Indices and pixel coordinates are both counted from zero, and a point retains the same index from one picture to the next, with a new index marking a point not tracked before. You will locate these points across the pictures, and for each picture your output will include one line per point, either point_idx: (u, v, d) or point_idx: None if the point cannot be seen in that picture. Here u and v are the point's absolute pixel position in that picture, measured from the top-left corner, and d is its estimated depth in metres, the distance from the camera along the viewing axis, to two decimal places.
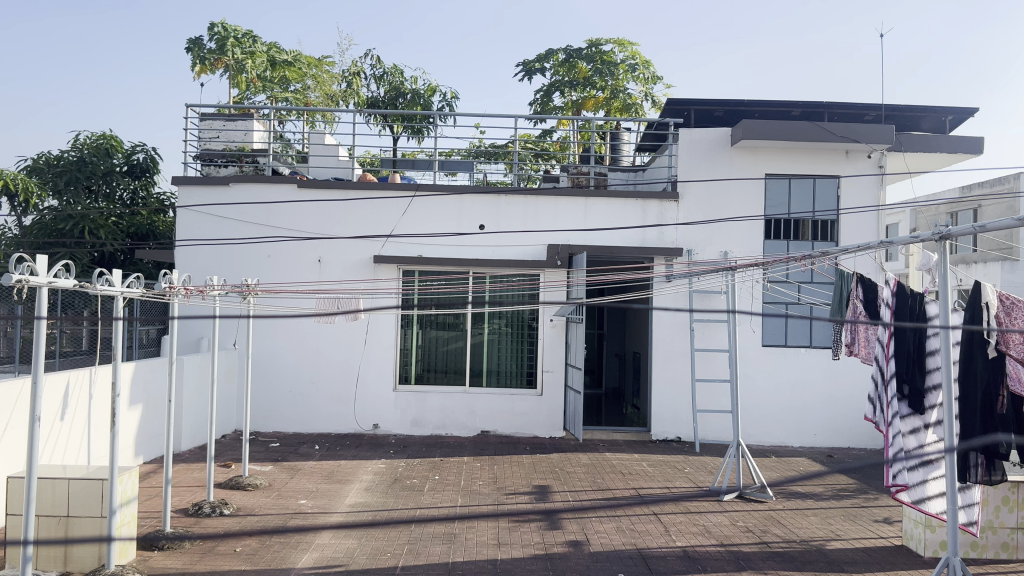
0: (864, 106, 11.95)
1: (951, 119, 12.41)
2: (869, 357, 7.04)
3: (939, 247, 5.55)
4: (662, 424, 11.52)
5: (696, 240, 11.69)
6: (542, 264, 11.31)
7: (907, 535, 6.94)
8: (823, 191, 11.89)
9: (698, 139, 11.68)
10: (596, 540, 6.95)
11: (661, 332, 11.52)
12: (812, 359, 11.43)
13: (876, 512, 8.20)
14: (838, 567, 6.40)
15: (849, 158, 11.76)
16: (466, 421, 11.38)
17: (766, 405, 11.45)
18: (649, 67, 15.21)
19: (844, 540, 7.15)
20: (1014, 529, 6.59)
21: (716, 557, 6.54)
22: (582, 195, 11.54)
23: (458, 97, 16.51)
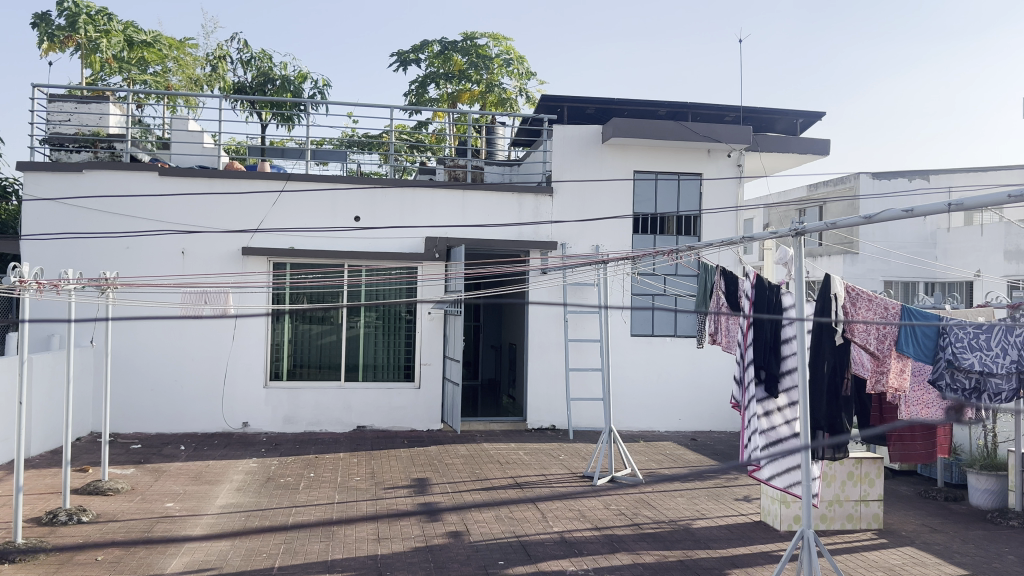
0: (724, 108, 12.62)
1: (802, 122, 13.30)
2: (730, 345, 7.48)
3: (794, 242, 5.93)
4: (538, 414, 11.77)
5: (570, 235, 12.00)
6: (420, 257, 11.27)
7: (765, 511, 7.43)
8: (688, 189, 12.47)
9: (571, 136, 11.98)
10: (476, 529, 7.06)
11: (536, 324, 11.76)
12: (677, 347, 11.99)
13: (736, 491, 8.73)
14: (703, 544, 6.79)
15: (710, 157, 12.40)
16: (341, 417, 11.23)
17: (636, 393, 11.92)
18: (524, 62, 15.44)
19: (708, 519, 7.58)
20: (857, 501, 7.19)
21: (591, 540, 6.79)
22: (459, 188, 11.58)
23: (329, 85, 16.14)
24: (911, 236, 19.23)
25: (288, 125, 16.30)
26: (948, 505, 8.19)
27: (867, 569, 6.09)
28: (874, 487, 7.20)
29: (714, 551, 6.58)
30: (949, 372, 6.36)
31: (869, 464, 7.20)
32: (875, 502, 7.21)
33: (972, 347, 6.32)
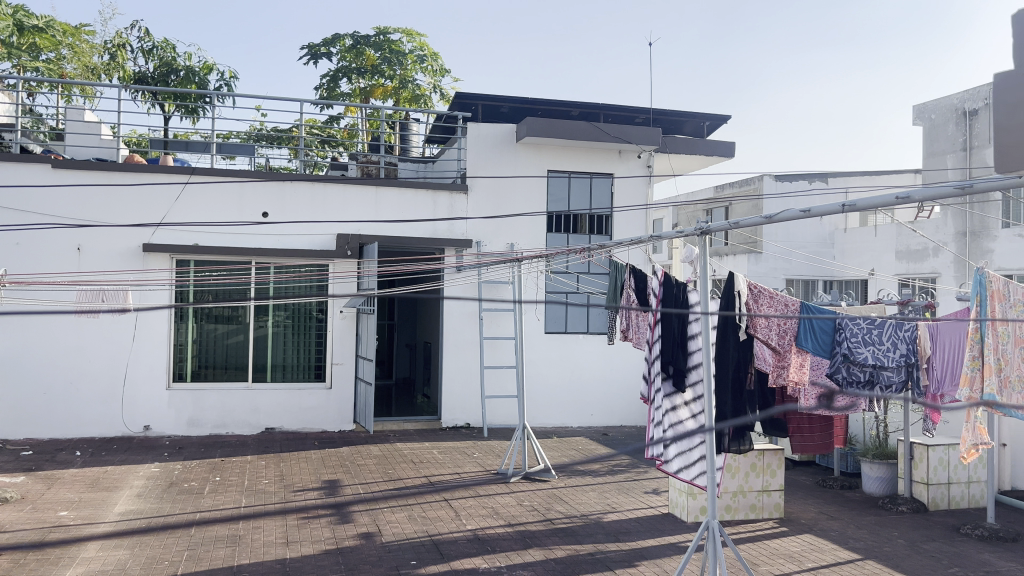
0: (634, 110, 12.87)
1: (708, 125, 13.68)
2: (640, 342, 7.63)
3: (700, 241, 6.09)
4: (452, 412, 11.74)
5: (485, 232, 11.99)
6: (331, 254, 11.07)
7: (673, 504, 7.62)
8: (600, 189, 12.66)
9: (485, 134, 11.99)
10: (388, 530, 6.97)
11: (450, 322, 11.71)
12: (589, 344, 12.16)
13: (646, 484, 8.91)
14: (614, 537, 6.90)
15: (621, 157, 12.63)
16: (248, 419, 10.92)
17: (549, 390, 12.02)
18: (437, 59, 15.34)
19: (619, 512, 7.71)
20: (759, 492, 7.44)
21: (504, 537, 6.81)
22: (371, 183, 11.42)
23: (236, 78, 15.63)
24: (811, 236, 20.07)
25: (192, 117, 15.72)
26: (844, 493, 8.58)
27: (769, 557, 6.30)
28: (775, 478, 7.49)
29: (624, 544, 6.69)
30: (845, 366, 6.71)
31: (771, 456, 7.47)
32: (776, 492, 7.49)
33: (866, 341, 6.74)
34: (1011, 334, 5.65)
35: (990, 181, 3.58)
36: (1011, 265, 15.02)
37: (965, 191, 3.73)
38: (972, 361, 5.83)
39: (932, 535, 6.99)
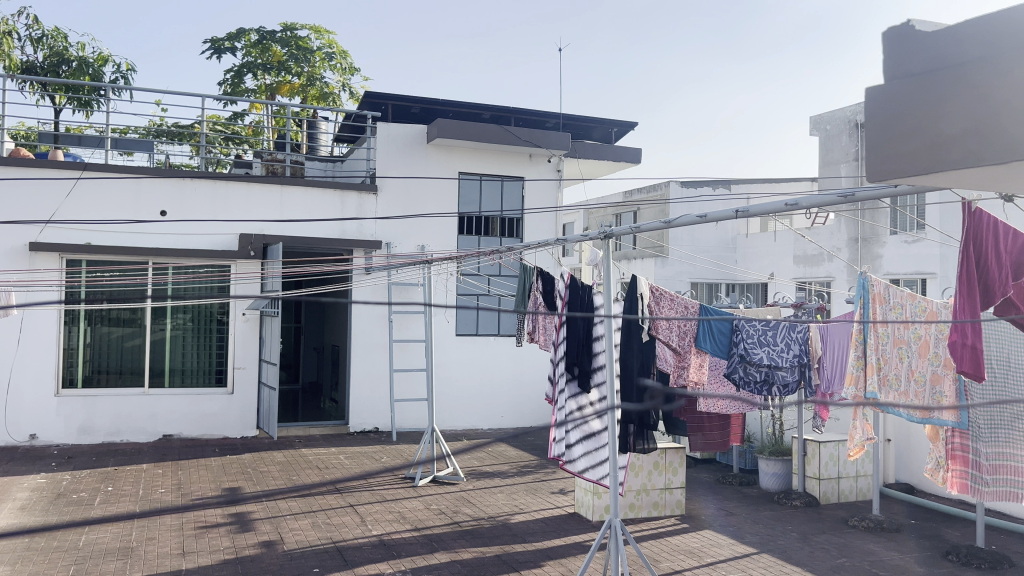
0: (544, 114, 12.98)
1: (616, 131, 13.95)
2: (547, 344, 7.69)
3: (603, 245, 6.18)
4: (360, 417, 11.56)
5: (394, 233, 11.87)
6: (233, 255, 10.73)
7: (578, 503, 7.71)
8: (510, 191, 12.71)
9: (395, 134, 11.87)
10: (290, 538, 6.80)
11: (358, 324, 11.53)
12: (499, 347, 12.20)
13: (553, 484, 9.00)
14: (520, 538, 6.94)
15: (532, 161, 12.73)
16: (145, 426, 10.47)
17: (459, 393, 11.99)
18: (346, 57, 15.10)
19: (526, 513, 7.76)
20: (662, 490, 7.62)
21: (410, 542, 6.74)
22: (276, 182, 11.14)
23: (133, 70, 14.97)
24: (715, 240, 20.69)
25: (86, 109, 14.98)
26: (743, 489, 8.89)
27: (670, 554, 6.46)
28: (676, 475, 7.68)
29: (530, 544, 6.73)
30: (742, 366, 6.90)
31: (673, 454, 7.66)
32: (678, 489, 7.68)
33: (761, 342, 6.99)
34: (890, 335, 5.96)
35: (871, 191, 3.74)
36: (898, 270, 15.88)
37: (847, 199, 3.89)
38: (854, 361, 6.05)
39: (822, 528, 7.31)
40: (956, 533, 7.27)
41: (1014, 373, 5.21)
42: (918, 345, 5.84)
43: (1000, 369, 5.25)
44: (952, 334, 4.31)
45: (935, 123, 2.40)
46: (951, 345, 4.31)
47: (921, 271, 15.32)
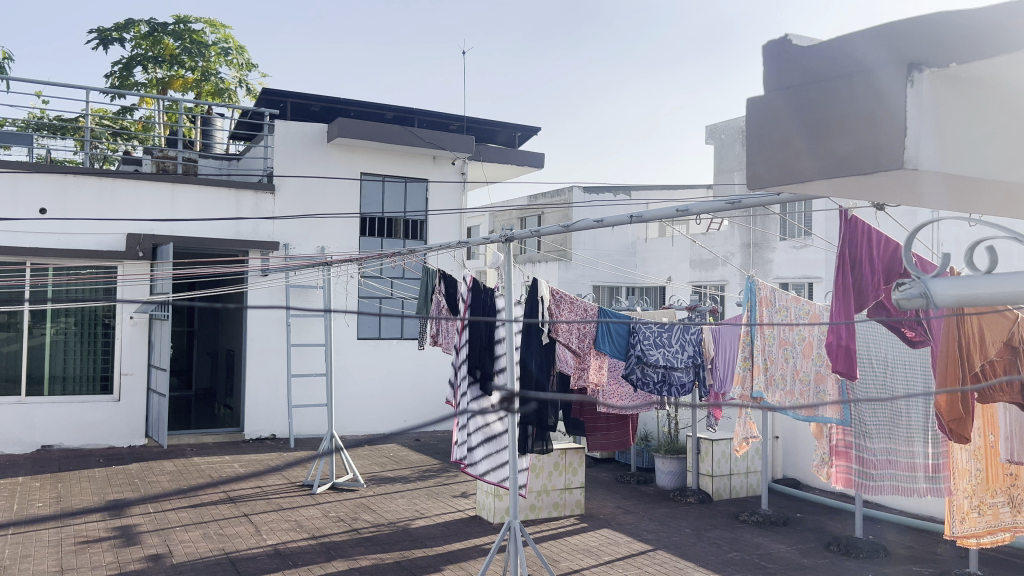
0: (448, 117, 12.93)
1: (520, 136, 14.04)
2: (449, 347, 7.66)
3: (504, 248, 6.21)
4: (256, 423, 11.22)
5: (293, 234, 11.60)
6: (120, 255, 10.21)
7: (480, 506, 7.72)
8: (414, 193, 12.61)
9: (294, 132, 11.63)
10: (179, 550, 6.53)
11: (255, 328, 11.19)
12: (401, 351, 12.10)
13: (455, 488, 8.98)
14: (420, 543, 6.87)
15: (435, 163, 12.69)
16: (21, 436, 9.85)
17: (360, 398, 11.79)
18: (243, 53, 14.64)
19: (427, 518, 7.70)
20: (562, 490, 7.71)
21: (306, 550, 6.58)
22: (168, 179, 10.69)
23: (11, 59, 14.05)
24: (616, 245, 21.09)
25: None
26: (640, 487, 9.10)
27: (569, 553, 6.53)
28: (576, 475, 7.79)
29: (430, 549, 6.69)
30: (640, 366, 7.08)
31: (572, 454, 7.76)
32: (578, 489, 7.79)
33: (658, 344, 7.18)
34: (777, 336, 6.24)
35: (755, 198, 3.88)
36: (787, 274, 16.60)
37: (733, 206, 4.03)
38: (743, 362, 6.39)
39: (714, 524, 7.56)
40: (838, 524, 7.65)
41: (888, 370, 5.51)
42: (802, 346, 6.11)
43: (877, 368, 5.54)
44: (829, 335, 4.55)
45: (831, 137, 1.97)
46: (829, 346, 4.54)
47: (808, 275, 16.09)
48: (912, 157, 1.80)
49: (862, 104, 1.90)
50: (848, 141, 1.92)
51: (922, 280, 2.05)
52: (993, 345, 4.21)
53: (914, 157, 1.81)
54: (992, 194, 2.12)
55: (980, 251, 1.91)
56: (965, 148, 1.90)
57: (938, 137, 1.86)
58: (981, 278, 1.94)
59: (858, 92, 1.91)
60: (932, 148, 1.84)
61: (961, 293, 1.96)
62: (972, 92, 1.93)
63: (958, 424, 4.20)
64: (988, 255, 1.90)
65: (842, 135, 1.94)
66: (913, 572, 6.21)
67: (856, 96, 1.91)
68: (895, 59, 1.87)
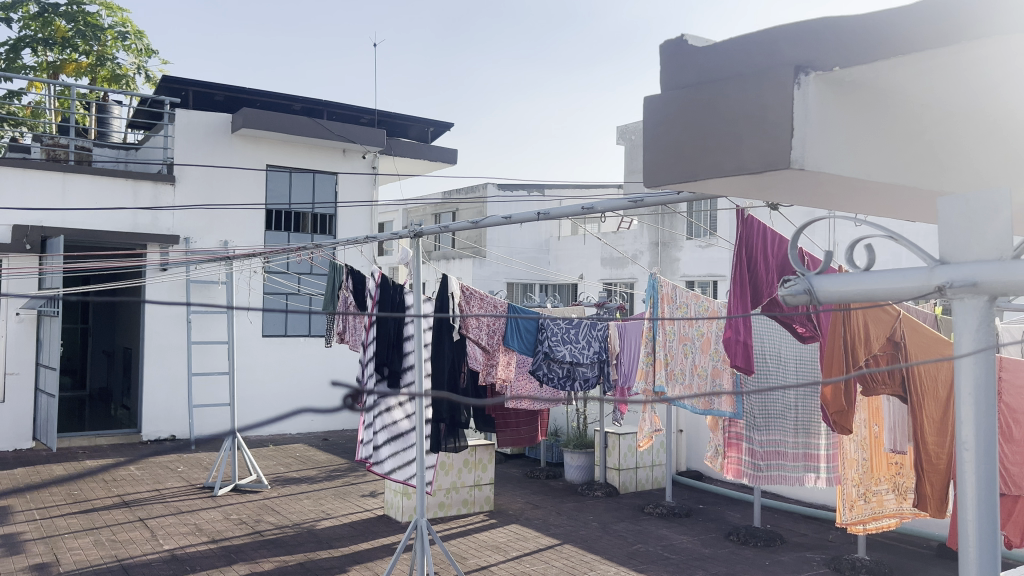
0: (358, 109, 12.71)
1: (432, 131, 13.92)
2: (356, 343, 7.52)
3: (413, 243, 6.13)
4: (154, 424, 10.76)
5: (194, 228, 11.19)
6: (5, 248, 9.60)
7: (388, 505, 7.63)
8: (322, 186, 12.36)
9: (195, 121, 11.21)
10: (67, 558, 6.19)
11: (153, 325, 10.75)
12: (309, 348, 11.87)
13: (362, 487, 8.85)
14: (326, 544, 6.74)
15: (345, 156, 12.49)
16: None
17: (265, 397, 11.49)
18: (142, 38, 14.02)
19: (333, 518, 7.56)
20: (471, 487, 7.70)
21: (205, 555, 6.36)
22: (58, 168, 10.10)
23: None
24: (529, 242, 21.17)
25: None
26: (549, 482, 9.18)
27: (477, 550, 6.52)
28: (485, 472, 7.80)
29: (336, 550, 6.56)
30: (546, 362, 7.14)
31: (482, 451, 7.76)
32: (487, 486, 7.79)
33: (564, 340, 7.23)
34: (677, 332, 6.37)
35: (658, 197, 3.94)
36: (693, 272, 17.02)
37: (637, 204, 4.08)
38: (645, 357, 6.53)
39: (620, 517, 7.70)
40: (737, 514, 7.90)
41: (779, 365, 5.72)
42: (701, 341, 6.22)
43: (770, 362, 5.72)
44: (727, 330, 4.70)
45: (724, 134, 2.01)
46: (726, 341, 4.69)
47: (714, 274, 16.52)
48: (798, 157, 1.86)
49: (753, 105, 1.95)
50: (739, 140, 1.97)
51: (805, 277, 2.13)
52: (877, 340, 4.39)
53: (800, 157, 1.87)
54: (872, 196, 2.22)
55: (860, 249, 1.99)
56: (847, 151, 1.98)
57: (823, 141, 1.93)
58: (863, 276, 2.02)
59: (751, 92, 1.96)
60: (817, 149, 1.91)
61: (845, 289, 2.04)
62: (854, 99, 2.01)
63: (841, 415, 4.39)
64: (868, 253, 1.98)
65: (735, 136, 1.99)
66: (807, 558, 6.47)
67: (747, 99, 1.97)
68: (782, 62, 1.92)
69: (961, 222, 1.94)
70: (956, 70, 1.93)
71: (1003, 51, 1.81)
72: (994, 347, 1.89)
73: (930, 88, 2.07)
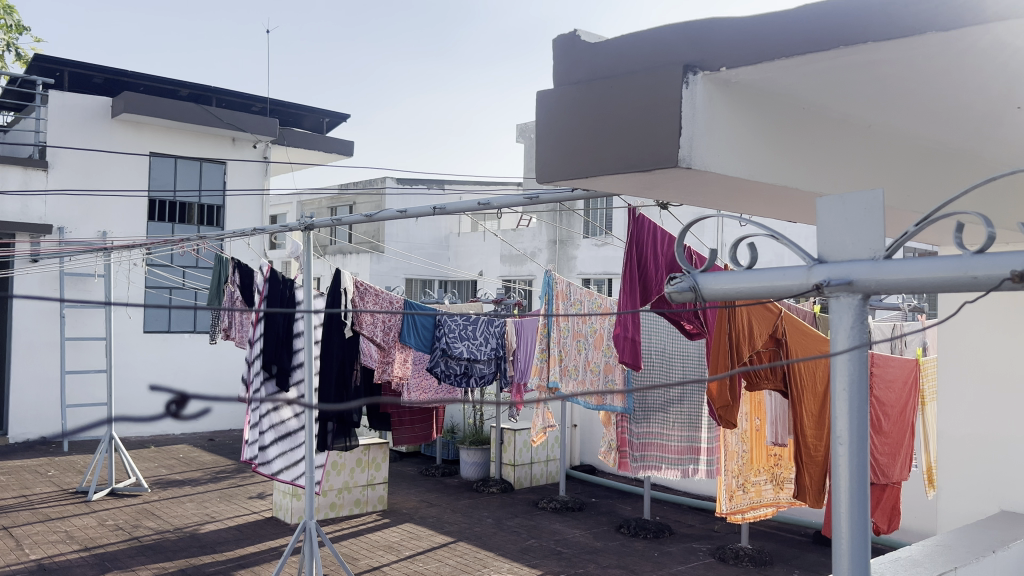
0: (249, 97, 12.26)
1: (328, 122, 13.57)
2: (243, 340, 7.26)
3: (304, 237, 5.94)
4: (23, 425, 10.08)
5: (69, 217, 10.52)
6: None
7: (276, 507, 7.40)
8: (209, 175, 11.90)
9: (72, 104, 10.56)
10: None
11: (21, 321, 10.05)
12: (194, 344, 11.39)
13: (250, 488, 8.55)
14: (210, 549, 6.47)
15: (235, 145, 12.04)
16: None
17: (146, 395, 10.95)
18: (12, 13, 13.05)
19: (218, 521, 7.27)
20: (364, 487, 7.55)
21: (77, 564, 5.98)
22: None
23: None
24: (427, 237, 20.93)
25: None
26: (444, 479, 9.12)
27: (369, 551, 6.40)
28: (379, 471, 7.67)
29: (220, 555, 6.31)
30: (443, 359, 7.08)
31: (376, 450, 7.64)
32: (380, 485, 7.66)
33: (462, 336, 7.15)
34: (571, 329, 6.46)
35: (552, 194, 3.96)
36: (590, 270, 17.26)
37: (532, 201, 4.08)
38: (541, 354, 6.61)
39: (515, 512, 7.73)
40: (628, 507, 8.08)
41: (666, 361, 5.86)
42: (594, 337, 6.31)
43: (655, 358, 5.88)
44: (616, 327, 4.76)
45: (615, 130, 2.01)
46: (616, 338, 4.73)
47: (609, 272, 16.86)
48: (686, 156, 1.88)
49: (643, 103, 1.95)
50: (629, 137, 1.98)
51: (691, 275, 2.15)
52: (760, 337, 4.53)
53: (688, 156, 1.89)
54: (759, 195, 2.27)
55: (743, 249, 2.03)
56: (732, 152, 2.01)
57: (709, 141, 1.96)
58: (745, 275, 2.07)
59: (643, 91, 1.96)
60: (703, 148, 1.94)
61: (730, 288, 2.08)
62: (738, 101, 2.05)
63: (726, 410, 4.52)
64: (750, 253, 2.02)
65: (626, 133, 1.99)
66: (693, 548, 6.66)
67: (638, 97, 1.97)
68: (672, 62, 1.94)
69: (838, 223, 2.01)
70: (833, 76, 2.00)
71: (876, 60, 1.88)
72: (867, 344, 1.95)
73: (811, 92, 2.13)
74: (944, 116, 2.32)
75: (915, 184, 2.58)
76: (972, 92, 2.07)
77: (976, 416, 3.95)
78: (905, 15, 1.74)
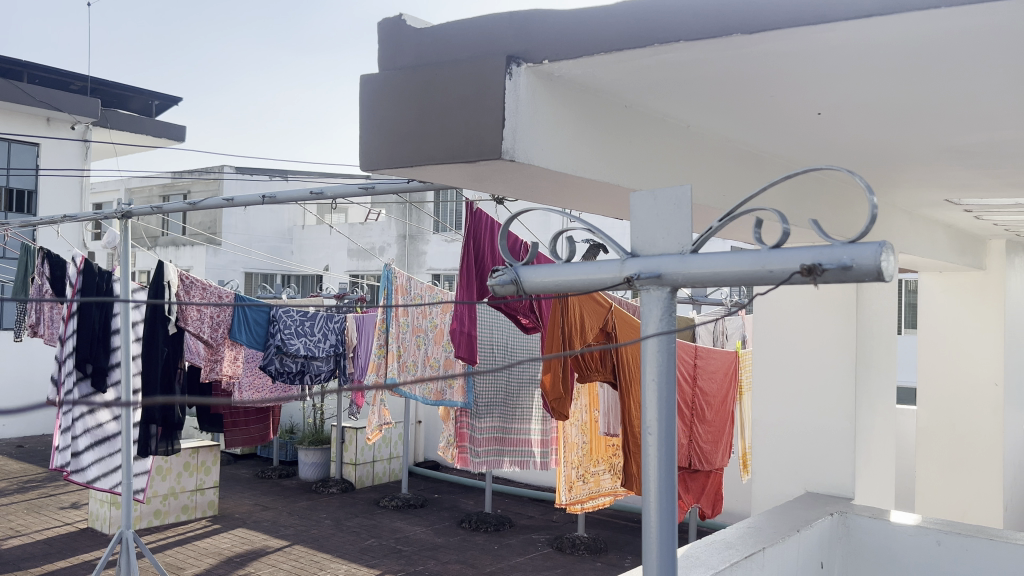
0: (67, 74, 11.34)
1: (157, 105, 12.77)
2: (53, 337, 6.67)
3: (122, 226, 5.50)
4: None
5: None
6: None
7: (92, 517, 6.86)
8: (19, 156, 10.88)
9: None
10: None
11: None
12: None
13: (63, 498, 7.87)
14: (13, 566, 5.88)
15: (50, 126, 11.07)
16: None
17: None
18: None
19: (23, 535, 6.63)
20: (192, 492, 7.15)
21: None
22: None
23: None
24: (269, 229, 20.15)
25: None
26: (281, 481, 8.81)
27: (196, 559, 6.06)
28: (209, 475, 7.29)
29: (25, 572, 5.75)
30: (278, 357, 6.78)
31: (205, 453, 7.28)
32: (210, 489, 7.28)
33: (298, 333, 6.90)
34: (411, 324, 6.37)
35: (389, 183, 3.86)
36: (439, 266, 17.19)
37: (367, 190, 3.99)
38: (378, 349, 6.27)
39: (355, 512, 7.57)
40: (471, 501, 8.12)
41: (505, 352, 5.92)
42: (435, 332, 6.44)
43: (497, 350, 5.88)
44: (453, 322, 4.72)
45: (441, 118, 1.97)
46: (452, 332, 4.70)
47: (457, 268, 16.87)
48: (509, 147, 1.87)
49: (467, 94, 1.93)
50: (455, 125, 1.94)
51: (512, 268, 2.16)
52: (592, 330, 4.67)
53: (512, 148, 1.88)
54: (581, 189, 2.32)
55: (562, 242, 2.05)
56: (552, 146, 2.02)
57: (532, 133, 1.96)
58: (564, 267, 2.09)
59: (467, 80, 1.93)
60: (527, 140, 1.94)
61: (551, 281, 2.10)
62: (560, 95, 2.06)
63: (559, 402, 4.61)
64: (569, 246, 2.04)
65: (451, 122, 1.95)
66: (533, 540, 6.78)
67: (461, 87, 1.94)
68: (495, 53, 1.92)
69: (650, 217, 2.06)
70: (652, 75, 2.05)
71: (689, 60, 1.94)
72: (675, 332, 2.02)
73: (634, 90, 2.18)
74: (749, 119, 2.45)
75: (725, 181, 2.73)
76: (773, 95, 2.20)
77: (787, 402, 4.22)
78: (715, 18, 1.80)
